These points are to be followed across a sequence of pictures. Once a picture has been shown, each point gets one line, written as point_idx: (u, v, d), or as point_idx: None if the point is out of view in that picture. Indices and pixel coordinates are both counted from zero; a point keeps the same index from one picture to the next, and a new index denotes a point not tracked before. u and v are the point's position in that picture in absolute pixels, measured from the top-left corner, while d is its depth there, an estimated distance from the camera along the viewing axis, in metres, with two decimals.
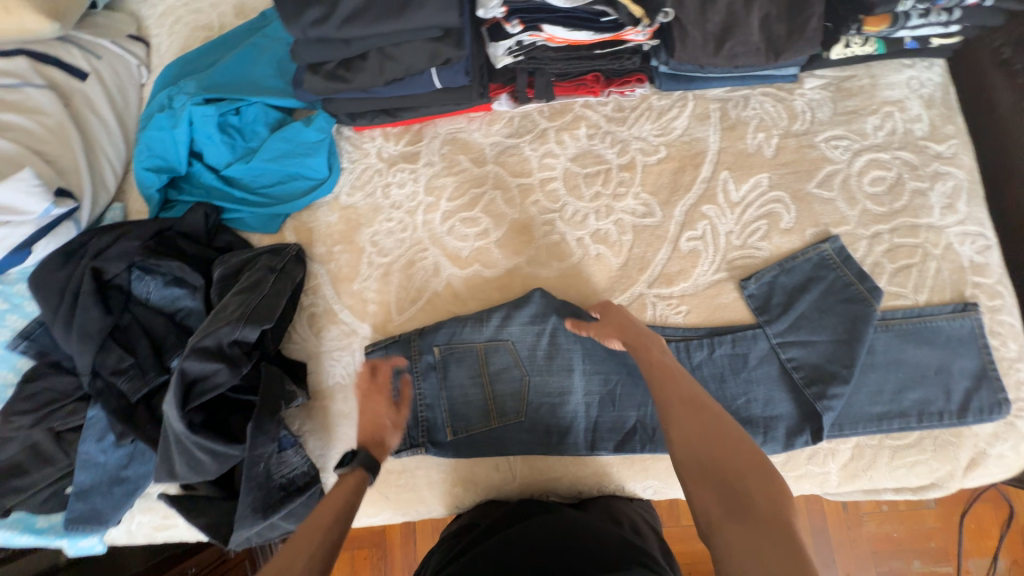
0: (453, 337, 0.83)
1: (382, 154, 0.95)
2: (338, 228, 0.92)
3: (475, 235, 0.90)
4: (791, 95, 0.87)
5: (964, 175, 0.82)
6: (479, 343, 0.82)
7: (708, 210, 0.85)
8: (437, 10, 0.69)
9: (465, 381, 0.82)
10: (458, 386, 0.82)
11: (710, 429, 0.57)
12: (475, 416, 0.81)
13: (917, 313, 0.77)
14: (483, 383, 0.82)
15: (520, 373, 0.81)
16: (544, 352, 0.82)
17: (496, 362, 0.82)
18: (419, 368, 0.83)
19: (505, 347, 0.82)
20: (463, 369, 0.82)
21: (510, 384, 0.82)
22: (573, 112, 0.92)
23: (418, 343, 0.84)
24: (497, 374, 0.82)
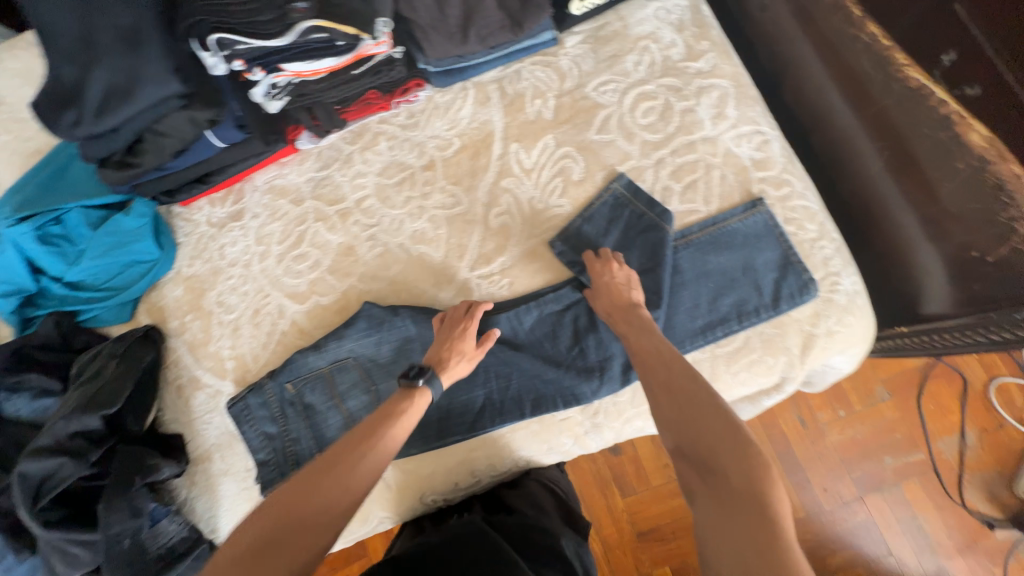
0: (298, 370, 0.86)
1: (211, 219, 1.00)
2: (186, 299, 0.97)
3: (308, 269, 0.93)
4: (557, 56, 0.92)
5: (727, 82, 0.86)
6: (325, 367, 0.86)
7: (508, 183, 0.89)
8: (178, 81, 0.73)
9: (321, 407, 0.85)
10: (317, 413, 0.85)
11: (683, 408, 0.59)
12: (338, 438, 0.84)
13: (711, 222, 0.80)
14: (337, 405, 0.85)
15: (369, 386, 0.84)
16: (388, 358, 0.85)
17: (344, 382, 0.85)
18: (277, 408, 0.86)
19: (350, 365, 0.85)
20: (318, 397, 0.85)
21: (362, 399, 0.84)
22: (371, 131, 0.97)
23: (270, 386, 0.86)
24: (349, 393, 0.85)
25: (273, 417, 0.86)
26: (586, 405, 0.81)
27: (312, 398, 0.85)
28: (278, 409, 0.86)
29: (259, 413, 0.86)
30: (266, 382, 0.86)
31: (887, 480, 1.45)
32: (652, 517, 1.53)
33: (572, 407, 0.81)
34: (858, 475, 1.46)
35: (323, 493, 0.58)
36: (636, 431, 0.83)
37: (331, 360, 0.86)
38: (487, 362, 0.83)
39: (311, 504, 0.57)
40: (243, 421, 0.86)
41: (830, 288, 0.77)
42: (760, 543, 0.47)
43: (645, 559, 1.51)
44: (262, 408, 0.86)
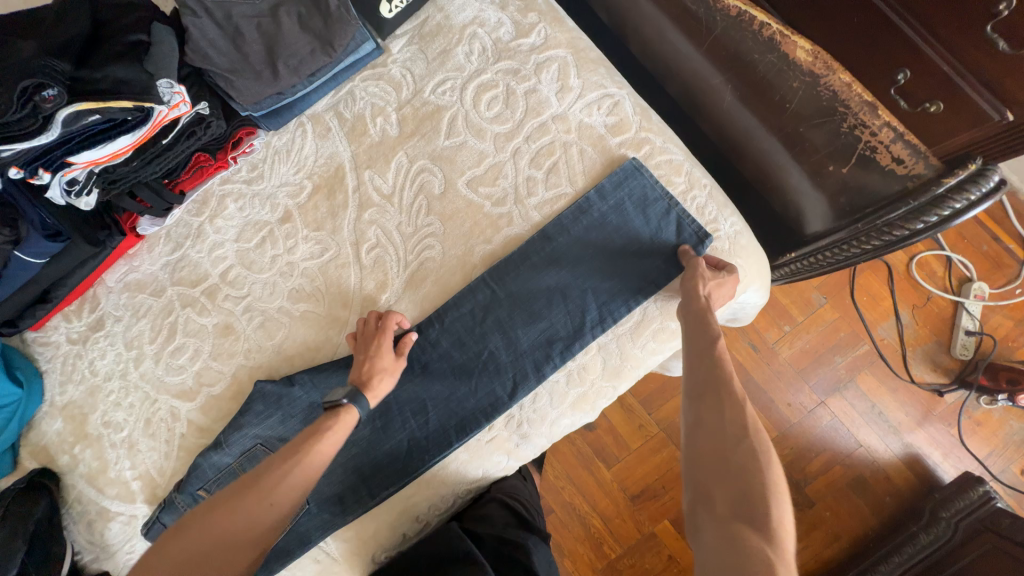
0: (205, 472, 0.80)
1: (72, 336, 0.90)
2: (69, 430, 0.88)
3: (190, 361, 0.86)
4: (387, 65, 0.85)
5: (564, 51, 0.81)
6: (234, 462, 0.79)
7: (371, 215, 0.83)
8: None
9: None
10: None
11: (716, 399, 0.56)
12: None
13: (581, 202, 0.77)
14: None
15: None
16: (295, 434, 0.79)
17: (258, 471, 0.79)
18: None
19: (259, 451, 0.79)
20: None
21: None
22: (215, 195, 0.88)
23: (182, 497, 0.80)
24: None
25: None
26: (508, 419, 0.78)
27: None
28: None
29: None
30: (176, 495, 0.80)
31: (842, 379, 1.51)
32: (640, 479, 1.53)
33: (495, 425, 0.78)
34: (816, 382, 1.51)
35: (232, 519, 0.63)
36: (568, 428, 0.81)
37: (238, 452, 0.79)
38: (398, 401, 0.80)
39: (226, 528, 0.62)
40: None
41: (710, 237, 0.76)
42: (752, 534, 0.46)
43: (643, 519, 1.51)
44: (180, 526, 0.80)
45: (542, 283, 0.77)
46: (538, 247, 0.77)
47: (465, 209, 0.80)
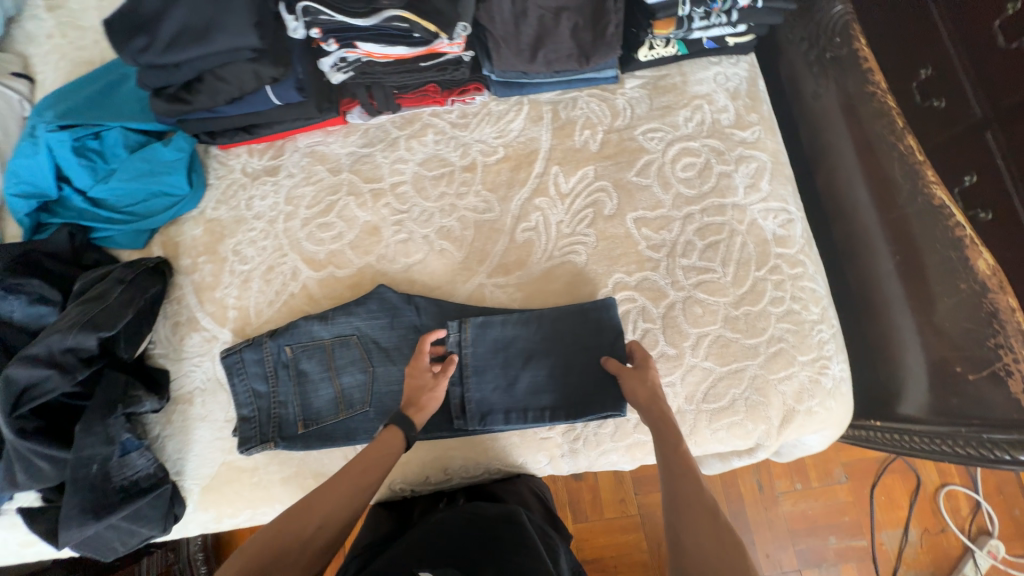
0: (300, 335, 0.87)
1: (247, 169, 1.01)
2: (203, 241, 0.97)
3: (330, 239, 0.95)
4: (615, 94, 0.95)
5: (767, 157, 0.90)
6: (328, 339, 0.87)
7: (540, 203, 0.91)
8: (241, 31, 0.74)
9: (316, 376, 0.86)
10: (308, 380, 0.86)
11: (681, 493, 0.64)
12: (324, 410, 0.85)
13: (725, 284, 0.83)
14: (332, 377, 0.86)
15: (365, 367, 0.86)
16: (386, 345, 0.86)
17: (344, 356, 0.86)
18: (272, 368, 0.87)
19: (352, 342, 0.86)
20: (315, 364, 0.86)
21: (356, 377, 0.85)
22: (421, 121, 0.99)
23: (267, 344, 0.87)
24: (346, 369, 0.86)
25: (264, 375, 0.87)
26: (568, 429, 0.83)
27: (306, 364, 0.86)
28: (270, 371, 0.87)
29: (252, 368, 0.87)
30: (265, 341, 0.87)
31: (827, 559, 1.50)
32: (599, 548, 1.54)
33: (555, 428, 0.83)
34: (802, 549, 1.51)
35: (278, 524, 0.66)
36: (610, 464, 0.85)
37: (335, 332, 0.87)
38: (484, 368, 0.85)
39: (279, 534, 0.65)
40: (235, 374, 0.87)
41: (819, 371, 0.81)
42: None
43: None
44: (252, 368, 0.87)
45: (657, 332, 0.83)
46: (669, 302, 0.84)
47: (623, 239, 0.87)
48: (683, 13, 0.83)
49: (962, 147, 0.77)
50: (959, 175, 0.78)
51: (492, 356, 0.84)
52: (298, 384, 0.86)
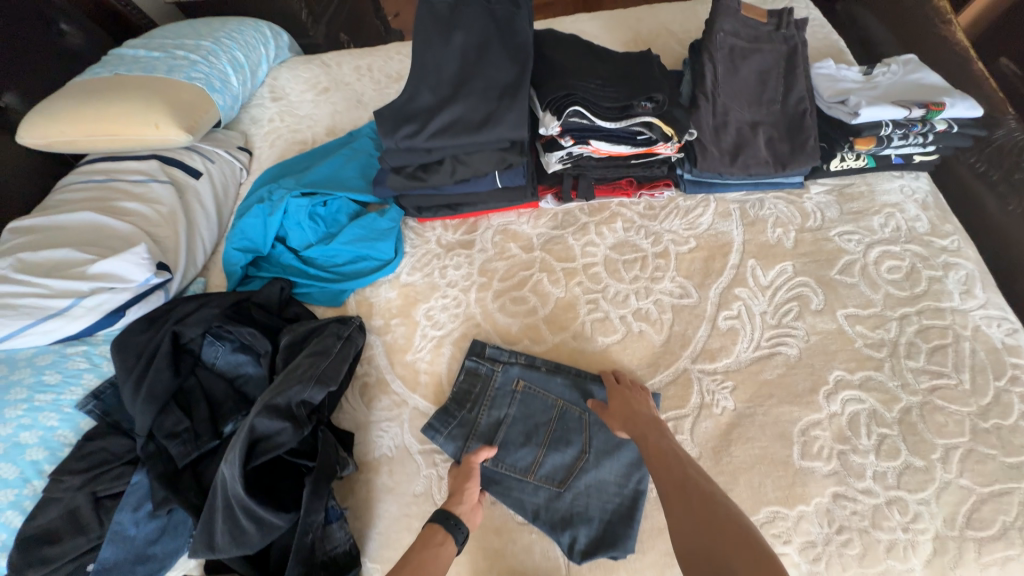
0: (532, 402, 0.85)
1: (442, 242, 1.07)
2: (397, 304, 1.00)
3: (524, 312, 0.97)
4: (801, 197, 1.01)
5: (973, 266, 0.90)
6: (563, 404, 0.85)
7: (741, 292, 0.93)
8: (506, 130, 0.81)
9: (520, 446, 0.82)
10: (510, 450, 0.82)
11: (698, 508, 0.62)
12: (527, 496, 0.78)
13: (963, 393, 0.79)
14: (545, 450, 0.81)
15: (584, 453, 0.80)
16: (607, 438, 0.81)
17: (557, 437, 0.82)
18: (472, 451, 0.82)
19: (589, 421, 0.83)
20: (520, 453, 0.81)
21: (574, 450, 0.81)
22: (610, 210, 1.06)
23: (484, 377, 0.88)
24: (568, 446, 0.81)
25: (467, 429, 0.84)
26: (807, 547, 0.72)
27: (507, 432, 0.83)
28: (476, 439, 0.83)
29: (458, 423, 0.84)
30: (498, 364, 0.89)
31: None
32: None
33: (791, 543, 0.73)
34: None
35: None
36: None
37: (567, 394, 0.86)
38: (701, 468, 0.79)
39: None
40: (444, 439, 0.83)
41: None
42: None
43: None
44: (455, 419, 0.85)
45: (897, 439, 0.77)
46: (903, 406, 0.79)
47: (837, 335, 0.86)
48: (885, 132, 0.91)
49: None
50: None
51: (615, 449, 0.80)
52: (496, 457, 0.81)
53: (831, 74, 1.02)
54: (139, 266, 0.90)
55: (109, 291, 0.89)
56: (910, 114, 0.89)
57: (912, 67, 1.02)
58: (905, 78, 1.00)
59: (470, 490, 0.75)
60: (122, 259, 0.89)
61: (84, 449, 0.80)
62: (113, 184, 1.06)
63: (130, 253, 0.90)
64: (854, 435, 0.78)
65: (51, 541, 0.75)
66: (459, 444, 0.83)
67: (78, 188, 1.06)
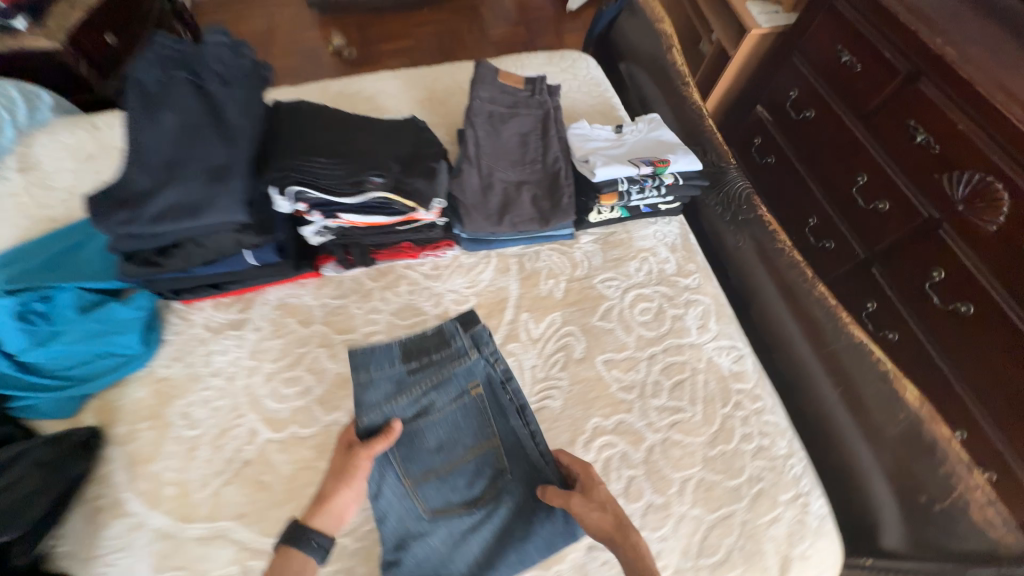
0: (470, 415, 0.84)
1: (210, 323, 0.97)
2: (147, 404, 0.88)
3: (295, 394, 0.90)
4: (572, 247, 1.08)
5: (710, 300, 1.02)
6: (499, 445, 0.83)
7: (514, 347, 0.95)
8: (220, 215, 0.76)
9: (428, 449, 0.81)
10: (418, 445, 0.81)
11: None
12: (395, 495, 0.77)
13: (696, 424, 0.87)
14: (444, 475, 0.80)
15: (478, 505, 0.79)
16: (511, 508, 0.79)
17: (459, 465, 0.81)
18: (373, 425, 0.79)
19: (506, 479, 0.81)
20: (415, 457, 0.80)
21: (472, 493, 0.80)
22: (395, 273, 1.04)
23: (451, 350, 0.87)
24: (472, 488, 0.80)
25: (394, 394, 0.82)
26: None
27: (431, 423, 0.82)
28: (387, 421, 0.80)
29: (385, 376, 0.82)
30: (474, 352, 0.88)
31: None
32: None
33: None
34: None
35: None
36: None
37: (508, 443, 0.83)
38: (466, 543, 0.76)
39: None
40: (361, 392, 0.80)
41: (801, 509, 0.81)
42: None
43: None
44: (391, 382, 0.82)
45: (642, 480, 0.82)
46: (648, 444, 0.85)
47: (595, 381, 0.91)
48: (622, 189, 1.02)
49: (871, 280, 1.36)
50: (931, 272, 1.19)
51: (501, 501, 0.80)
52: (402, 438, 0.80)
53: (585, 133, 1.11)
54: None
55: None
56: (640, 170, 1.01)
57: (654, 125, 1.15)
58: (646, 135, 1.13)
59: (344, 495, 0.72)
60: None
61: None
62: None
63: None
64: (606, 486, 0.81)
65: None
66: (377, 409, 0.80)
67: None
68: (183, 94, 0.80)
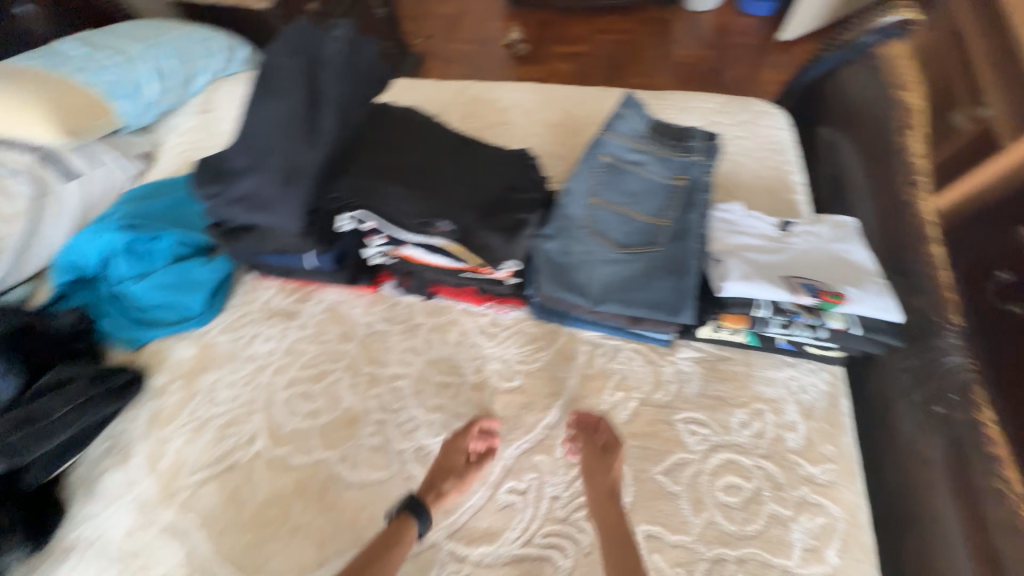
0: (662, 202, 0.81)
1: (268, 304, 0.98)
2: (187, 365, 0.91)
3: (304, 412, 0.85)
4: (662, 359, 0.83)
5: (839, 512, 0.69)
6: (669, 227, 0.80)
7: (540, 461, 0.76)
8: (279, 218, 0.71)
9: (625, 188, 0.83)
10: (620, 181, 0.83)
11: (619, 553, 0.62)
12: (575, 194, 0.82)
13: None
14: (623, 212, 0.82)
15: (625, 249, 0.80)
16: (645, 267, 0.78)
17: (639, 216, 0.81)
18: (587, 168, 0.84)
19: (659, 247, 0.79)
20: (612, 183, 0.83)
21: (629, 238, 0.81)
22: (450, 314, 0.93)
23: (682, 143, 0.84)
24: (627, 238, 0.81)
25: (632, 139, 0.85)
26: None
27: (638, 173, 0.83)
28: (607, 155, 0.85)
29: (633, 132, 0.86)
30: (700, 154, 0.83)
31: None
32: None
33: None
34: None
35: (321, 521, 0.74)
36: None
37: (676, 255, 0.78)
38: None
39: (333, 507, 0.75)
40: (615, 121, 0.86)
41: None
42: None
43: None
44: (631, 131, 0.86)
45: None
46: None
47: None
48: (760, 314, 0.74)
49: None
50: None
51: (639, 268, 0.79)
52: (612, 166, 0.84)
53: (734, 220, 0.83)
54: None
55: None
56: (795, 299, 0.71)
57: (842, 233, 0.81)
58: (825, 245, 0.80)
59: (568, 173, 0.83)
60: None
61: None
62: None
63: None
64: None
65: None
66: (616, 138, 0.85)
67: None
68: (288, 77, 0.75)
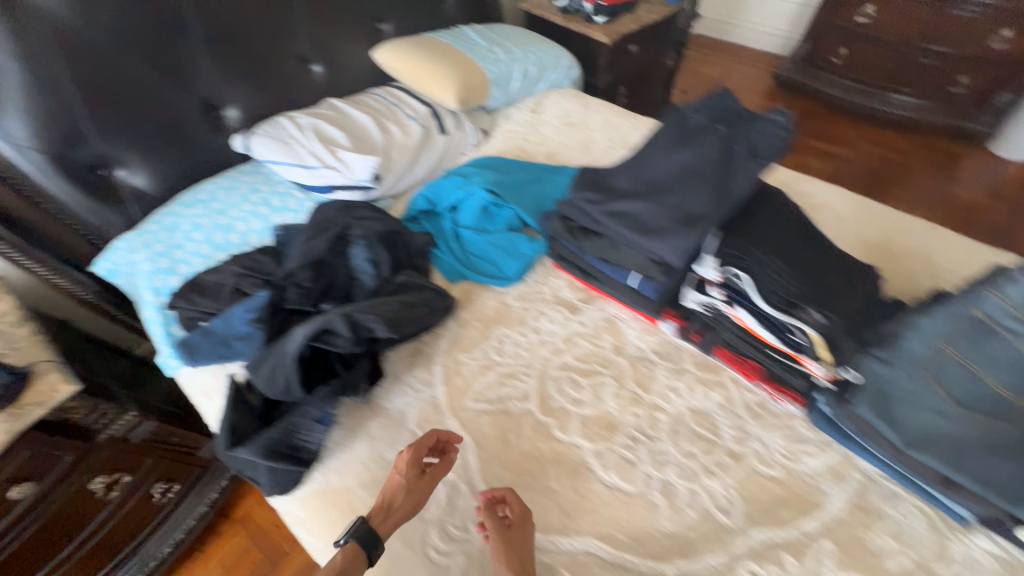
0: None
1: (557, 292, 1.14)
2: (487, 313, 1.11)
3: (570, 397, 0.97)
4: (950, 534, 0.77)
5: None
6: None
7: (789, 561, 0.76)
8: (660, 244, 0.84)
9: (987, 351, 0.79)
10: (983, 342, 0.80)
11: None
12: (925, 333, 0.82)
13: None
14: (977, 373, 0.78)
15: (966, 410, 0.76)
16: (988, 437, 0.74)
17: (994, 386, 0.77)
18: (948, 315, 0.83)
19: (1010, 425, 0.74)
20: (973, 340, 0.80)
21: (975, 400, 0.77)
22: (719, 376, 0.98)
23: None
24: (970, 399, 0.77)
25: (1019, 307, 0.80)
26: None
27: (1010, 343, 0.78)
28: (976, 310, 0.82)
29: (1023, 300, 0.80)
30: None
31: None
32: None
33: None
34: None
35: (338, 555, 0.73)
36: None
37: None
38: None
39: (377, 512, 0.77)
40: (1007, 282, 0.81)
41: None
42: None
43: None
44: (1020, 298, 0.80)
45: None
46: None
47: None
48: None
49: None
50: None
51: (980, 435, 0.74)
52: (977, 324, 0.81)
53: None
54: (366, 169, 1.21)
55: (337, 172, 1.20)
56: None
57: None
58: None
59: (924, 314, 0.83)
60: (363, 160, 1.21)
61: (256, 254, 1.11)
62: (394, 110, 1.42)
63: (367, 159, 1.21)
64: None
65: (200, 292, 1.05)
66: (998, 298, 0.81)
67: (375, 100, 1.45)
68: (697, 140, 0.90)
